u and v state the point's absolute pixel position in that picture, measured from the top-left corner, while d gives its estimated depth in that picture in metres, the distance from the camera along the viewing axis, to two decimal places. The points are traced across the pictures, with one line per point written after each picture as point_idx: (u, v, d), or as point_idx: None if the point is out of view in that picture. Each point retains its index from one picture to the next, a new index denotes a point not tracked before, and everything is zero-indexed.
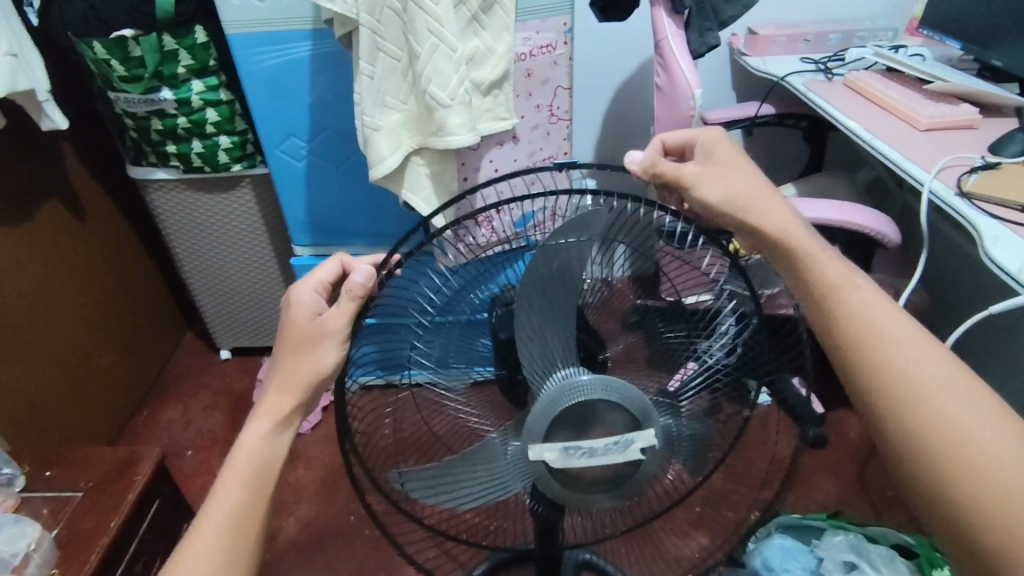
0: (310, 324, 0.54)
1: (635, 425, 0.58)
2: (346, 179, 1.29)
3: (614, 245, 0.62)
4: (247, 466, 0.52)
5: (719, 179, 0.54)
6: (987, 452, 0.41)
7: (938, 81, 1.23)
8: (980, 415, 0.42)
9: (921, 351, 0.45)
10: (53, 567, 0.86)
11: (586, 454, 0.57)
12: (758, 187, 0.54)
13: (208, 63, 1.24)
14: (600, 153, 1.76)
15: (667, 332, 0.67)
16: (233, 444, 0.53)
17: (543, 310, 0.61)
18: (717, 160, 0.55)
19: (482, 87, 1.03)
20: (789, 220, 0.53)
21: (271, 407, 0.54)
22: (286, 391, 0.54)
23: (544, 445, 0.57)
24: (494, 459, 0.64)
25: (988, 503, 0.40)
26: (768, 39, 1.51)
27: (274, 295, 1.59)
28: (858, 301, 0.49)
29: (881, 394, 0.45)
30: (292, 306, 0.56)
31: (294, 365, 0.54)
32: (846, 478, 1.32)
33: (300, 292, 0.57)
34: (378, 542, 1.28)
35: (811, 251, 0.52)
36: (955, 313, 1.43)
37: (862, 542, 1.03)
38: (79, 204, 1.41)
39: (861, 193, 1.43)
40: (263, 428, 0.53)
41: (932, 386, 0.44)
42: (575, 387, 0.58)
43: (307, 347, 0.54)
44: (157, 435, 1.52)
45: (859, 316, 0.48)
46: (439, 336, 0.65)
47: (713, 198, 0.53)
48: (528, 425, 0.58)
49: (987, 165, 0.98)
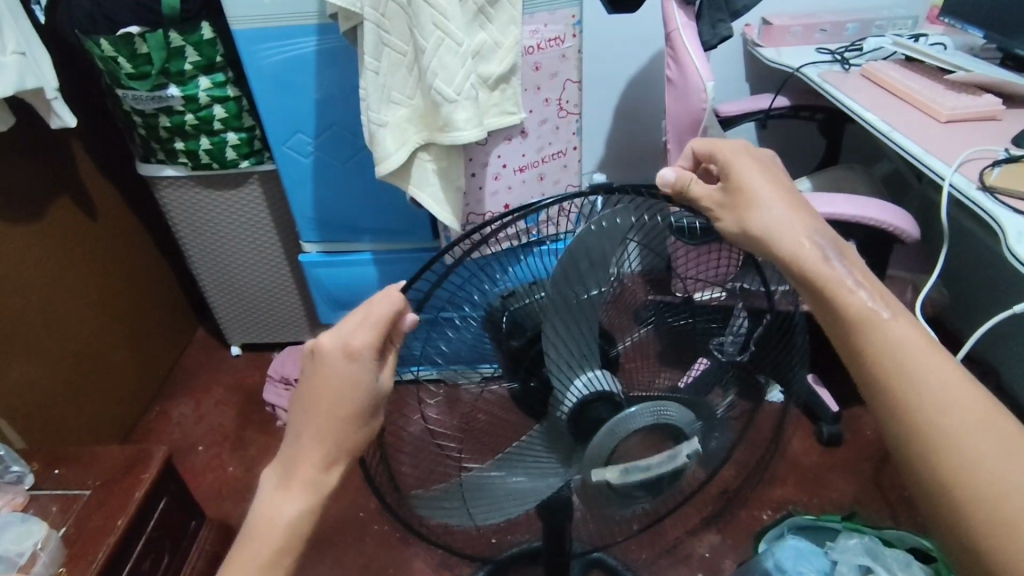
0: (369, 391, 0.48)
1: (682, 438, 0.65)
2: (353, 175, 1.28)
3: (628, 242, 0.61)
4: (284, 532, 0.48)
5: (751, 208, 0.53)
6: (1003, 475, 0.39)
7: (959, 71, 1.20)
8: (1002, 441, 0.40)
9: (932, 361, 0.44)
10: (60, 565, 0.86)
11: (643, 469, 0.65)
12: (776, 204, 0.52)
13: (216, 59, 1.23)
14: (608, 148, 1.74)
15: (674, 321, 0.66)
16: (261, 510, 0.49)
17: (565, 315, 0.60)
18: (733, 176, 0.54)
19: (489, 82, 1.01)
20: (801, 237, 0.51)
21: (313, 478, 0.48)
22: (332, 465, 0.48)
23: (604, 468, 0.64)
24: (507, 490, 0.69)
25: (1005, 527, 0.38)
26: (783, 29, 1.48)
27: (286, 290, 1.60)
28: (876, 315, 0.46)
29: (897, 402, 0.43)
30: (354, 368, 0.47)
31: (347, 434, 0.48)
32: (862, 478, 1.29)
33: (363, 350, 0.48)
34: (387, 538, 1.28)
35: (822, 265, 0.49)
36: (976, 310, 1.40)
37: (878, 545, 1.00)
38: (90, 202, 1.41)
39: (879, 187, 1.39)
40: (301, 500, 0.48)
41: (946, 398, 0.42)
42: (629, 417, 0.61)
43: (362, 417, 0.49)
44: (168, 431, 1.53)
45: (886, 337, 0.45)
46: (445, 334, 0.63)
47: (731, 231, 0.54)
48: (591, 453, 0.62)
49: (1010, 158, 0.94)
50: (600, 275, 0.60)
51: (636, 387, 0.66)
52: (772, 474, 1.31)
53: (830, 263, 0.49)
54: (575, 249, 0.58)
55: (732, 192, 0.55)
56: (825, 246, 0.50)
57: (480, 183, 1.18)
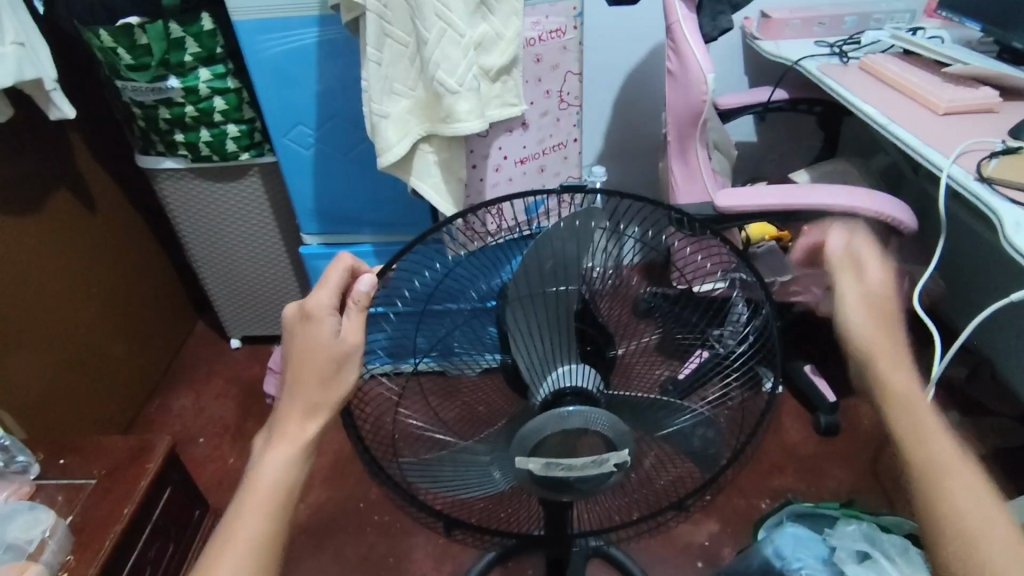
0: (330, 345, 0.50)
1: (613, 444, 0.60)
2: (355, 167, 1.28)
3: (624, 237, 0.64)
4: (272, 490, 0.49)
5: (862, 304, 0.58)
6: (970, 513, 0.51)
7: (958, 64, 1.21)
8: (979, 492, 0.52)
9: (929, 422, 0.55)
10: (68, 554, 0.87)
11: (566, 469, 0.59)
12: (891, 320, 0.58)
13: (216, 51, 1.23)
14: (608, 142, 1.75)
15: (679, 335, 0.68)
16: (251, 471, 0.49)
17: (536, 309, 0.62)
18: (869, 287, 0.58)
19: (490, 73, 1.01)
20: (895, 342, 0.57)
21: (293, 434, 0.50)
22: (311, 416, 0.50)
23: (528, 458, 0.59)
24: (477, 463, 0.67)
25: (968, 545, 0.50)
26: (782, 22, 1.48)
27: (285, 285, 1.60)
28: (910, 391, 0.56)
29: (909, 441, 0.55)
30: (310, 325, 0.51)
31: (320, 387, 0.50)
32: (860, 467, 1.31)
33: (318, 309, 0.52)
34: (389, 527, 1.29)
35: (893, 358, 0.57)
36: (972, 301, 1.42)
37: (876, 531, 1.01)
38: (89, 193, 1.41)
39: (876, 179, 1.40)
40: (285, 455, 0.49)
41: (947, 456, 0.54)
42: (561, 415, 0.58)
43: (331, 369, 0.50)
44: (168, 423, 1.54)
45: (906, 395, 0.56)
46: (442, 323, 0.68)
47: (848, 323, 0.58)
48: (521, 437, 0.59)
49: (1006, 150, 0.95)
50: (584, 270, 0.64)
51: (636, 387, 0.67)
52: (772, 464, 1.32)
53: (899, 359, 0.57)
54: (556, 239, 0.62)
55: (864, 299, 0.58)
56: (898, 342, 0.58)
57: (481, 174, 1.17)
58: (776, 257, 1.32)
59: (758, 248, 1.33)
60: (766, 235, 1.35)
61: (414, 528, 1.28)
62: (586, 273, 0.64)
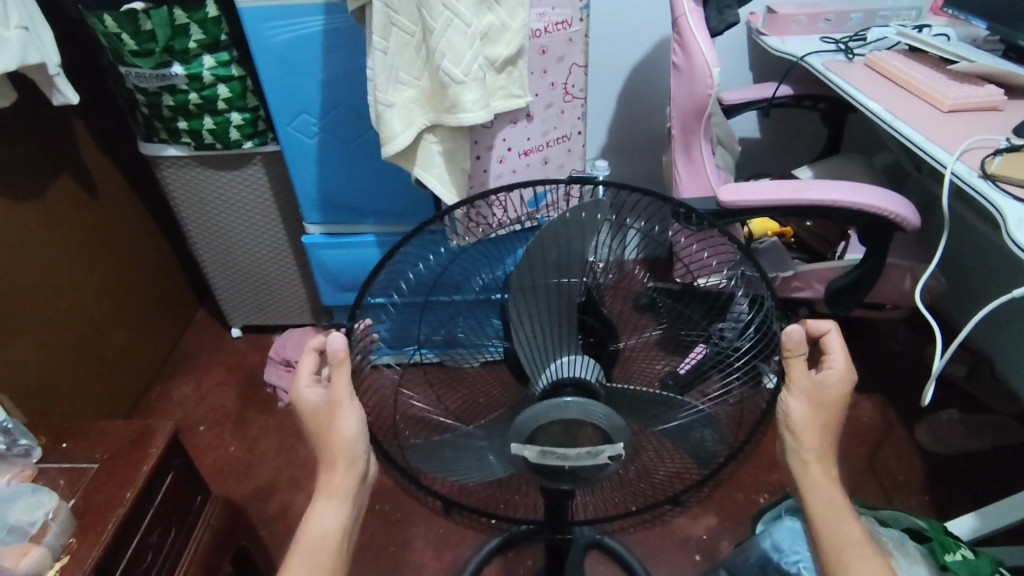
0: (318, 409, 0.58)
1: (608, 437, 0.59)
2: (359, 156, 1.28)
3: (627, 230, 0.63)
4: (321, 540, 0.57)
5: (807, 398, 0.59)
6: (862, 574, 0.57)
7: (964, 62, 1.21)
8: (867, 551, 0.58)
9: (828, 485, 0.60)
10: (70, 536, 0.87)
11: (561, 458, 0.59)
12: (830, 421, 0.60)
13: (220, 38, 1.23)
14: (611, 137, 1.75)
15: (683, 332, 0.67)
16: (301, 526, 0.58)
17: (540, 305, 0.63)
18: (826, 382, 0.60)
19: (496, 64, 1.01)
20: (827, 435, 0.60)
21: (330, 490, 0.58)
22: (331, 468, 0.58)
23: (523, 444, 0.60)
24: (475, 452, 0.67)
25: None
26: (788, 17, 1.48)
27: (285, 275, 1.60)
28: (813, 456, 0.60)
29: (811, 503, 0.60)
30: (296, 401, 0.60)
31: (324, 445, 0.58)
32: (857, 462, 1.35)
33: (304, 385, 0.60)
34: (390, 516, 1.29)
35: (812, 430, 0.59)
36: (973, 299, 1.42)
37: (873, 524, 0.99)
38: (90, 180, 1.41)
39: (879, 176, 1.41)
40: (325, 508, 0.58)
41: (850, 544, 0.58)
42: (560, 405, 0.59)
43: (323, 427, 0.58)
44: (169, 411, 1.54)
45: (812, 459, 0.60)
46: (444, 309, 0.69)
47: (796, 410, 0.59)
48: (515, 427, 0.60)
49: (1011, 147, 0.95)
50: (586, 263, 0.63)
51: (634, 379, 0.68)
52: (771, 457, 1.33)
53: (816, 435, 0.59)
54: (561, 232, 0.61)
55: (818, 390, 0.59)
56: (836, 414, 0.60)
57: (485, 165, 1.17)
58: (779, 253, 1.31)
59: (759, 244, 1.33)
60: (768, 231, 1.35)
61: (415, 518, 1.29)
62: (589, 267, 0.64)
